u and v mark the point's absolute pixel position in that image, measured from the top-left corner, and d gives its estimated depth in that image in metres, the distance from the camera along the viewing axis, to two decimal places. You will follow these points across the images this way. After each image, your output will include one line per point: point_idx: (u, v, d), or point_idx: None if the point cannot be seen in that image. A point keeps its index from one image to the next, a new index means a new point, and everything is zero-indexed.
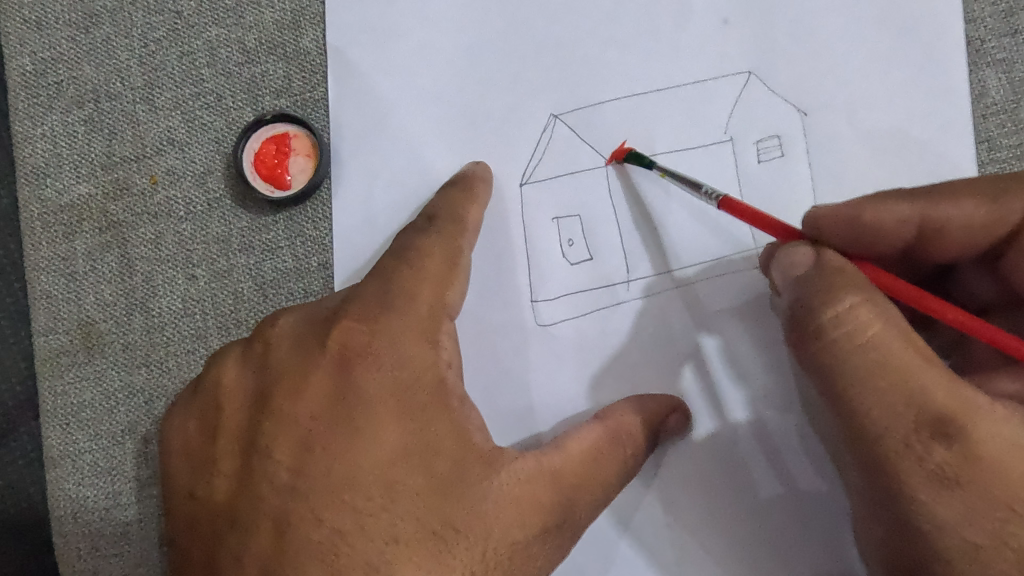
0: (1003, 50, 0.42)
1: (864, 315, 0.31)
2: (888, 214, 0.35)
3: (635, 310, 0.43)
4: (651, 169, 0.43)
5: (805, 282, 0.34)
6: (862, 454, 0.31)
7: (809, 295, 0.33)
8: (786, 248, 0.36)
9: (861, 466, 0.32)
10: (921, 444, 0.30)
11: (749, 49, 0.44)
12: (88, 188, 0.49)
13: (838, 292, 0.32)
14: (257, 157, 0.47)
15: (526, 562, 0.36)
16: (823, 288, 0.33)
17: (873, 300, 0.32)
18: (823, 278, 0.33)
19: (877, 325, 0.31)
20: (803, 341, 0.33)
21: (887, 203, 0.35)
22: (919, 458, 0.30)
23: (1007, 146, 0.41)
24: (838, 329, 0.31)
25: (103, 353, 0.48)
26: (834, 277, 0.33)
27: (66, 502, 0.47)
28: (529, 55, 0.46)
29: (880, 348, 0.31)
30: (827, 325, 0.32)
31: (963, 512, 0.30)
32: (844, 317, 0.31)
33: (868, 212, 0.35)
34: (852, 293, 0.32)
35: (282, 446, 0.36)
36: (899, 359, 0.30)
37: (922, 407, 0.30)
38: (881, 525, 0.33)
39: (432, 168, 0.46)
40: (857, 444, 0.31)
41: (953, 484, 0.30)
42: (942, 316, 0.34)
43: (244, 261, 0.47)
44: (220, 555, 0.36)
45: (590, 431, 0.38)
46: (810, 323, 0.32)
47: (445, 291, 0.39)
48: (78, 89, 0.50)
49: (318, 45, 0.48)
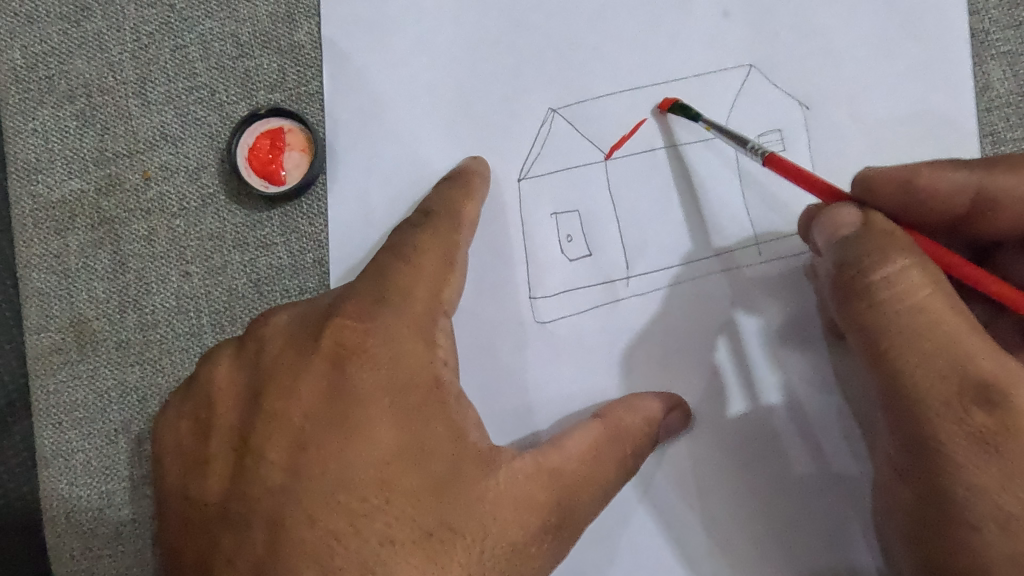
0: (1007, 42, 0.41)
1: (916, 276, 0.31)
2: (943, 181, 0.35)
3: (634, 307, 0.42)
4: (696, 121, 0.42)
5: (851, 241, 0.33)
6: (896, 407, 0.31)
7: (859, 254, 0.32)
8: (831, 208, 0.35)
9: (892, 423, 0.32)
10: None
11: (750, 42, 0.43)
12: (79, 184, 0.48)
13: (890, 253, 0.32)
14: (251, 152, 0.46)
15: (523, 564, 0.35)
16: (871, 248, 0.32)
17: (922, 265, 0.32)
18: (871, 239, 0.33)
19: (927, 290, 0.31)
20: (849, 299, 0.32)
21: (944, 169, 0.35)
22: (958, 421, 0.30)
23: (1011, 140, 0.41)
24: (890, 290, 0.31)
25: (95, 351, 0.47)
26: (883, 238, 0.33)
27: (58, 502, 0.46)
28: (526, 49, 0.45)
29: (931, 310, 0.31)
30: (877, 285, 0.32)
31: (997, 481, 0.29)
32: (895, 279, 0.31)
33: (924, 175, 0.35)
34: (902, 254, 0.32)
35: (275, 445, 0.36)
36: (949, 325, 0.31)
37: (967, 371, 0.30)
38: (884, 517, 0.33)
39: (430, 163, 0.45)
40: (892, 402, 0.31)
41: (990, 451, 0.29)
42: (986, 288, 0.34)
43: (239, 257, 0.46)
44: (211, 557, 0.36)
45: (588, 429, 0.38)
46: (858, 284, 0.32)
47: (440, 287, 0.39)
48: (69, 83, 0.49)
49: (313, 38, 0.47)
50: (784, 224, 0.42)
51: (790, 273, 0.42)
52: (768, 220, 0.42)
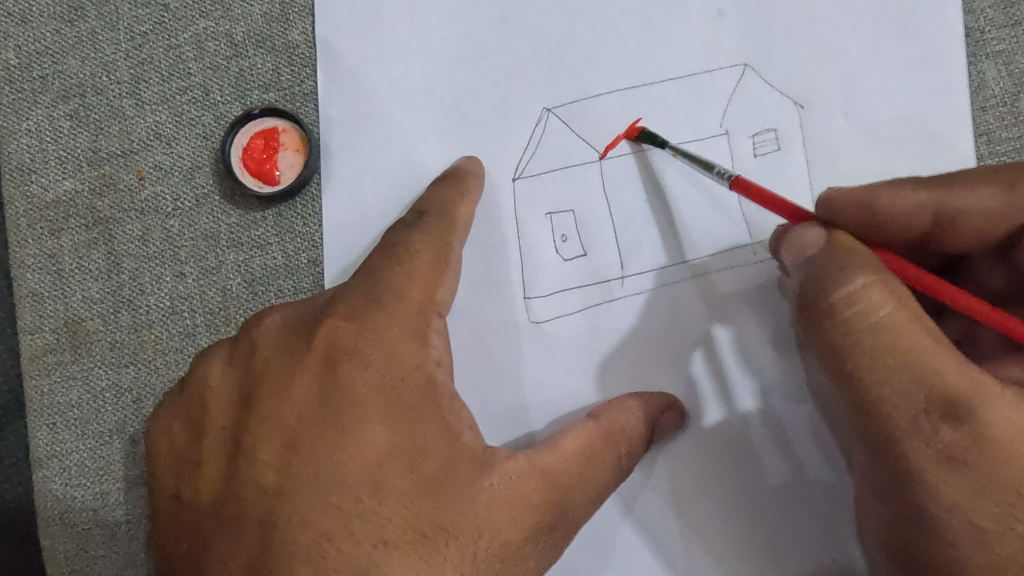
0: (1002, 42, 0.41)
1: (877, 295, 0.31)
2: (902, 201, 0.35)
3: (628, 307, 0.42)
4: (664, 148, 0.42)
5: (816, 262, 0.34)
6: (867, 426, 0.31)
7: (821, 275, 0.33)
8: (794, 230, 0.35)
9: (864, 447, 0.32)
10: (927, 429, 0.29)
11: (745, 41, 0.43)
12: (73, 184, 0.48)
13: (851, 272, 0.32)
14: (245, 152, 0.46)
15: (517, 565, 0.35)
16: (835, 268, 0.33)
17: (884, 281, 0.32)
18: (834, 259, 0.33)
19: (889, 307, 0.31)
20: (815, 321, 0.33)
21: (901, 190, 0.35)
22: (926, 440, 0.29)
23: (1006, 140, 0.41)
24: (850, 309, 0.32)
25: (90, 352, 0.47)
26: (846, 257, 0.33)
27: (53, 502, 0.46)
28: (521, 48, 0.45)
29: (891, 327, 0.31)
30: (838, 304, 0.32)
31: (970, 496, 0.29)
32: (856, 297, 0.32)
33: (882, 198, 0.35)
34: (863, 273, 0.32)
35: (268, 445, 0.36)
36: (910, 340, 0.30)
37: (932, 388, 0.29)
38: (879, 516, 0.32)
39: (424, 163, 0.45)
40: (862, 421, 0.31)
41: (961, 467, 0.29)
42: (953, 303, 0.34)
43: (232, 257, 0.46)
44: (205, 558, 0.36)
45: (582, 430, 0.38)
46: (822, 304, 0.33)
47: (434, 287, 0.39)
48: (63, 83, 0.49)
49: (307, 37, 0.47)
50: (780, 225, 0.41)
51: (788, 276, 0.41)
52: (763, 220, 0.42)
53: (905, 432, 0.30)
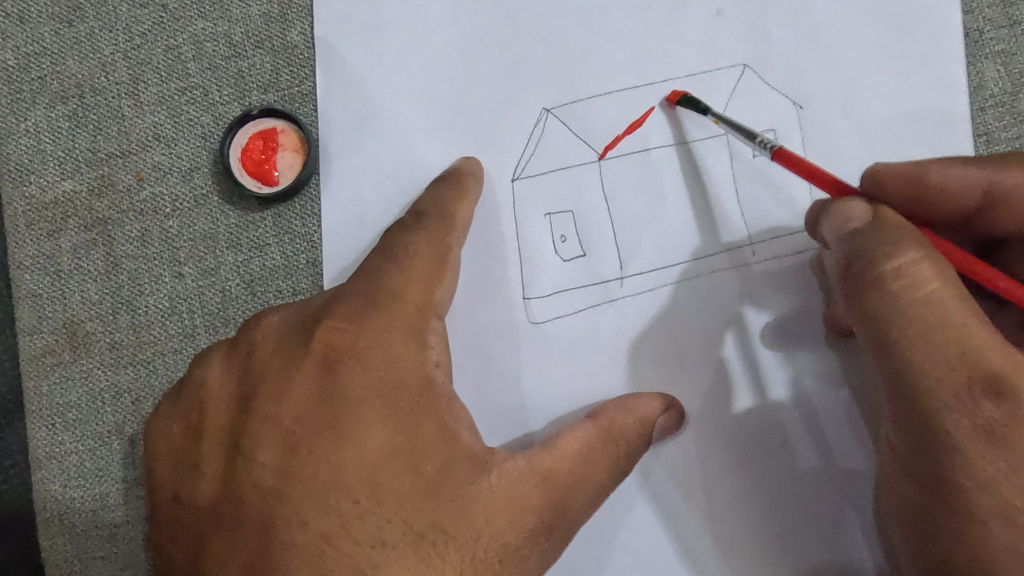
0: (1001, 41, 0.41)
1: (927, 270, 0.31)
2: (953, 178, 0.35)
3: (627, 308, 0.42)
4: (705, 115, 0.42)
5: (862, 234, 0.33)
6: (903, 397, 0.31)
7: (870, 246, 0.32)
8: (838, 202, 0.35)
9: None
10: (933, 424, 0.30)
11: (744, 41, 0.43)
12: (72, 185, 0.48)
13: (901, 246, 0.32)
14: (244, 153, 0.46)
15: (515, 566, 0.35)
16: (882, 242, 0.32)
17: (932, 258, 0.32)
18: (881, 232, 0.33)
19: (937, 283, 0.31)
20: (858, 292, 0.32)
21: (954, 166, 0.35)
22: (967, 413, 0.29)
23: (1006, 140, 0.41)
24: (899, 282, 0.31)
25: (88, 353, 0.47)
26: (894, 231, 0.33)
27: (53, 504, 0.46)
28: (520, 49, 0.45)
29: (938, 303, 0.31)
30: (887, 277, 0.32)
31: (1004, 473, 0.29)
32: (905, 271, 0.31)
33: (934, 172, 0.35)
34: (912, 247, 0.32)
35: (266, 447, 0.36)
36: (957, 318, 0.30)
37: (976, 362, 0.29)
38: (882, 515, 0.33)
39: (423, 163, 0.45)
40: (899, 392, 0.31)
41: (998, 442, 0.29)
42: (994, 286, 0.34)
43: (231, 258, 0.46)
44: (203, 559, 0.36)
45: (582, 430, 0.38)
46: (869, 277, 0.32)
47: (433, 288, 0.39)
48: (61, 84, 0.49)
49: (306, 38, 0.47)
50: (778, 225, 0.42)
51: (788, 272, 0.42)
52: (762, 218, 0.42)
53: None
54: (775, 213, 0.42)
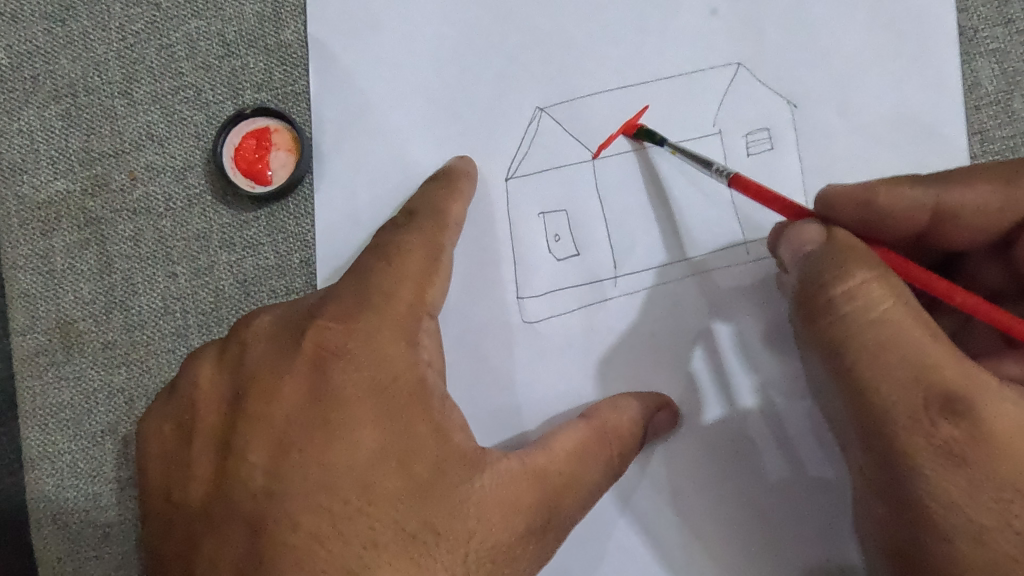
0: (996, 40, 0.41)
1: (876, 290, 0.31)
2: (900, 198, 0.35)
3: (620, 308, 0.42)
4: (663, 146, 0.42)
5: (814, 257, 0.33)
6: (866, 422, 0.31)
7: (820, 269, 0.33)
8: (795, 225, 0.35)
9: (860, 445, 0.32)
10: (926, 421, 0.29)
11: (739, 40, 0.43)
12: (65, 184, 0.48)
13: (849, 267, 0.32)
14: (237, 152, 0.46)
15: (508, 566, 0.35)
16: (834, 263, 0.32)
17: (883, 278, 0.32)
18: (833, 254, 0.33)
19: (887, 303, 0.31)
20: (812, 315, 0.33)
21: (899, 187, 0.35)
22: (927, 434, 0.29)
23: (1000, 138, 0.41)
24: (850, 303, 0.31)
25: (81, 353, 0.47)
26: (844, 251, 0.33)
27: (45, 504, 0.46)
28: (514, 48, 0.45)
29: (889, 323, 0.31)
30: (838, 299, 0.32)
31: (969, 491, 0.29)
32: (856, 292, 0.31)
33: (880, 195, 0.35)
34: (862, 268, 0.32)
35: (257, 447, 0.36)
36: (908, 336, 0.30)
37: (930, 383, 0.30)
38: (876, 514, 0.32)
39: (416, 162, 0.45)
40: (861, 417, 0.31)
41: (959, 461, 0.29)
42: (954, 302, 0.34)
43: (225, 257, 0.46)
44: (195, 559, 0.36)
45: (574, 430, 0.38)
46: (821, 299, 0.32)
47: (424, 288, 0.38)
48: (54, 83, 0.49)
49: (299, 37, 0.47)
50: (773, 225, 0.41)
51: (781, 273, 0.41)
52: (756, 218, 0.41)
53: (900, 428, 0.30)
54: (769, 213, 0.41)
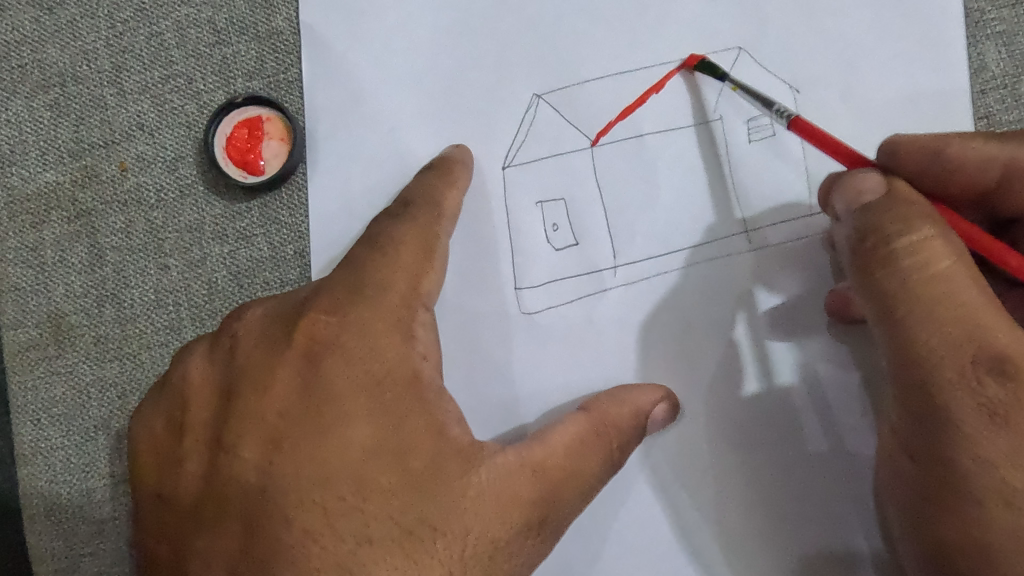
0: (1003, 22, 0.40)
1: (938, 247, 0.30)
2: (973, 152, 0.35)
3: (620, 298, 0.42)
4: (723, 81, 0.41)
5: (875, 206, 0.32)
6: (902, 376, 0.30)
7: (884, 220, 0.31)
8: (853, 175, 0.34)
9: None
10: None
11: (739, 24, 0.42)
12: (54, 175, 0.47)
13: (914, 221, 0.31)
14: (229, 142, 0.45)
15: (506, 561, 0.34)
16: (897, 215, 0.31)
17: (945, 237, 0.31)
18: (894, 207, 0.32)
19: (948, 260, 0.30)
20: (867, 268, 0.31)
21: (974, 141, 0.35)
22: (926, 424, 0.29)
23: (1007, 123, 0.40)
24: (911, 257, 0.30)
25: (73, 346, 0.46)
26: (907, 206, 0.32)
27: (39, 499, 0.45)
28: (509, 35, 0.44)
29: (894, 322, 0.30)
30: (899, 252, 0.31)
31: (1005, 455, 0.28)
32: (919, 247, 0.30)
33: (952, 145, 0.35)
34: (927, 224, 0.31)
35: (248, 443, 0.35)
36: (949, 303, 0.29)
37: (971, 345, 0.29)
38: None
39: (411, 150, 0.44)
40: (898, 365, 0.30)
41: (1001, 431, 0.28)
42: (1005, 263, 0.33)
43: (218, 249, 0.45)
44: (187, 558, 0.35)
45: (574, 423, 0.37)
46: (881, 250, 0.31)
47: (419, 279, 0.38)
48: (42, 73, 0.48)
49: (291, 24, 0.46)
50: (774, 212, 0.41)
51: (782, 262, 0.41)
52: (758, 203, 0.41)
53: None
54: (771, 198, 0.41)
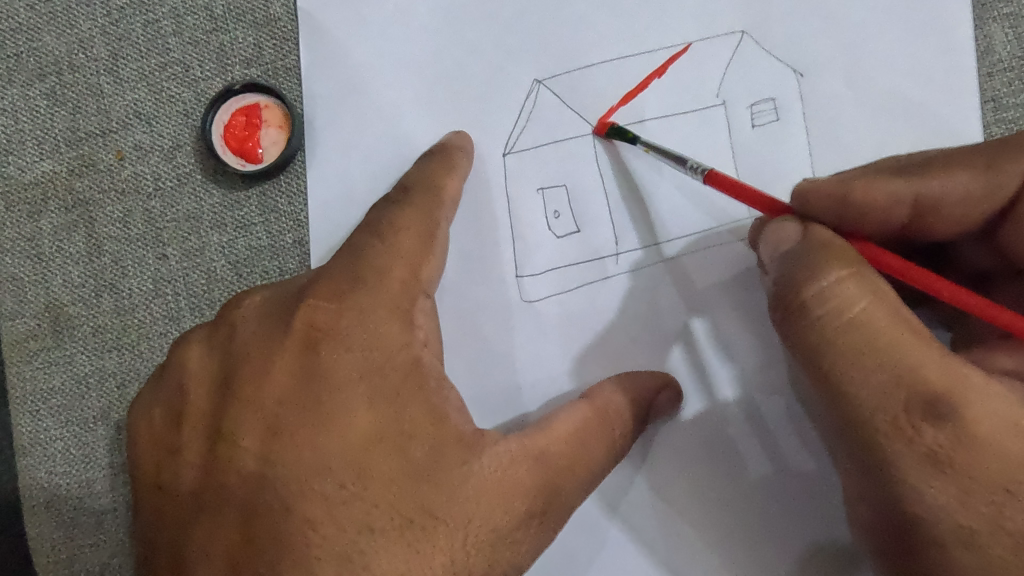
0: (1011, 4, 0.40)
1: (851, 289, 0.30)
2: (878, 192, 0.33)
3: (623, 285, 0.41)
4: (635, 144, 0.41)
5: (791, 256, 0.32)
6: (854, 430, 0.30)
7: (795, 271, 0.32)
8: (773, 224, 0.35)
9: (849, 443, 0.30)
10: (911, 424, 0.28)
11: (744, 7, 0.41)
12: (51, 165, 0.47)
13: (823, 266, 0.31)
14: (226, 130, 0.44)
15: (510, 549, 0.34)
16: (807, 263, 0.32)
17: (860, 276, 0.31)
18: (808, 253, 0.32)
19: (864, 302, 0.30)
20: (789, 317, 0.32)
21: (877, 180, 0.33)
22: (909, 441, 0.28)
23: (1014, 106, 0.39)
24: (825, 306, 0.30)
25: (71, 337, 0.46)
26: (819, 252, 0.32)
27: (38, 490, 0.45)
28: (511, 19, 0.43)
29: (869, 324, 0.30)
30: (812, 301, 0.31)
31: (999, 460, 0.28)
32: (831, 293, 0.30)
33: (857, 190, 0.33)
34: (839, 266, 0.31)
35: (247, 432, 0.35)
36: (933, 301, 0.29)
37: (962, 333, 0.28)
38: (874, 509, 0.31)
39: (411, 138, 0.44)
40: (849, 424, 0.30)
41: (993, 420, 0.28)
42: (937, 293, 0.32)
43: (216, 238, 0.45)
44: (186, 548, 0.35)
45: (576, 410, 0.37)
46: (795, 301, 0.31)
47: (419, 266, 0.38)
48: (38, 61, 0.47)
49: (288, 10, 0.45)
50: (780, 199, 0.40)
51: None
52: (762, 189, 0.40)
53: (891, 428, 0.29)
54: (776, 183, 0.40)
